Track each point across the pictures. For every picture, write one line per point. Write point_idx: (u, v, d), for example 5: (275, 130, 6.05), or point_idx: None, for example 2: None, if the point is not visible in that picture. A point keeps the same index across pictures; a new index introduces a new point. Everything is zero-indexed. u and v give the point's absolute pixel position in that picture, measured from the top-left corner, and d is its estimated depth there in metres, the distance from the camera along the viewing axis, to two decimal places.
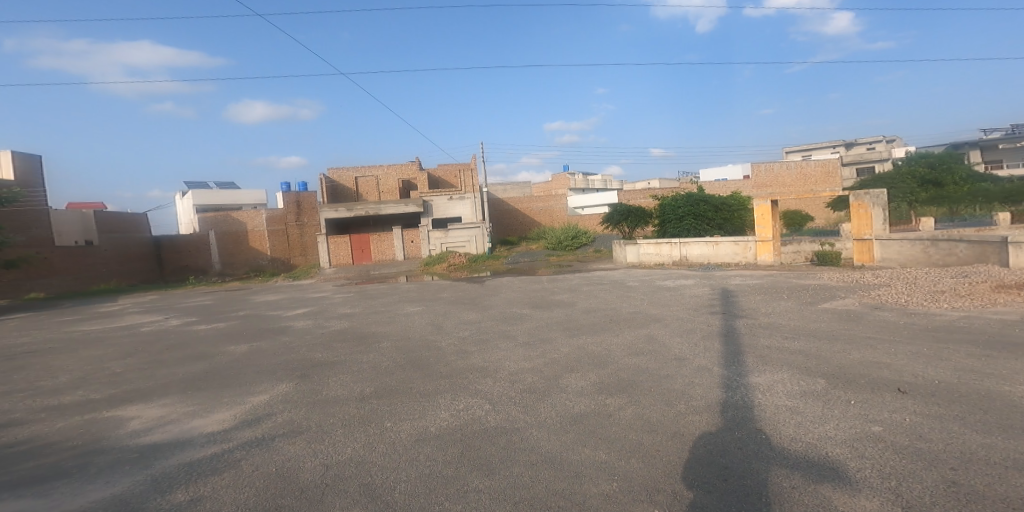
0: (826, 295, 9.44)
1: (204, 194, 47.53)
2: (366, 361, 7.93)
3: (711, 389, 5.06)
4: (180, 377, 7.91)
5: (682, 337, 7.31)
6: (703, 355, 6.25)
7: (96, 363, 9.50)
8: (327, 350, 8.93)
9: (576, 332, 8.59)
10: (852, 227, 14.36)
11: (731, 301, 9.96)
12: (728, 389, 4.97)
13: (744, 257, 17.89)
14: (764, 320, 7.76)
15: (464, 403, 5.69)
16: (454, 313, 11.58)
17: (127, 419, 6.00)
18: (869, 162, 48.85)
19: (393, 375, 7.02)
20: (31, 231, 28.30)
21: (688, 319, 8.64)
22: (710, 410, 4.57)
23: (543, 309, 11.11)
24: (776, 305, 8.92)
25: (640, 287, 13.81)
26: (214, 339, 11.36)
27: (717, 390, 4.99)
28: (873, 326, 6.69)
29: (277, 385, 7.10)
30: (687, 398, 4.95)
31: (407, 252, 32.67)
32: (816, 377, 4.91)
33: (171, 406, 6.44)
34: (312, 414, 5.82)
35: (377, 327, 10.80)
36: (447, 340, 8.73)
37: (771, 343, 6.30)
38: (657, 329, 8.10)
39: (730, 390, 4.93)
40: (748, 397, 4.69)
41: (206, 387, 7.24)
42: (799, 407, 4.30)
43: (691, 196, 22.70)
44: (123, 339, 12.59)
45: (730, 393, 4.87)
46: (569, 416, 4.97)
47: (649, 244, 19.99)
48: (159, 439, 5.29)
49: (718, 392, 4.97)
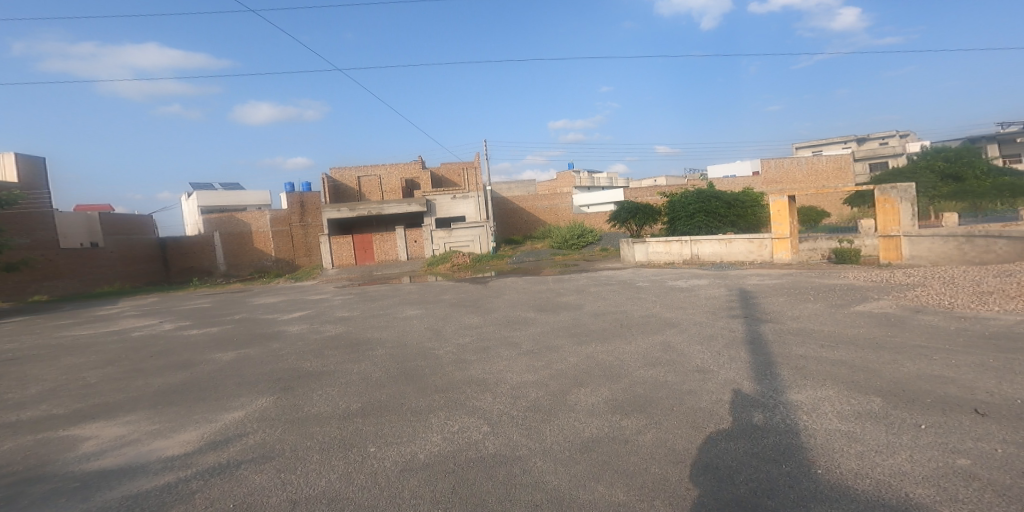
0: (856, 296, 8.67)
1: (208, 195, 47.26)
2: (356, 372, 7.28)
3: (744, 409, 4.34)
4: (155, 389, 7.30)
5: (702, 345, 6.60)
6: (729, 367, 5.52)
7: (74, 372, 8.91)
8: (317, 359, 8.29)
9: (585, 338, 7.88)
10: (877, 223, 13.51)
11: (752, 304, 9.19)
12: (765, 408, 4.26)
13: (759, 256, 17.09)
14: (793, 324, 7.04)
15: (460, 422, 5.06)
16: (455, 317, 10.92)
17: (81, 440, 5.38)
18: (882, 157, 47.85)
19: (384, 389, 6.38)
20: (34, 233, 27.94)
21: (707, 324, 7.92)
22: (745, 434, 3.87)
23: (549, 313, 10.43)
24: (803, 307, 8.19)
25: (651, 288, 13.07)
26: (202, 345, 10.74)
27: (751, 410, 4.29)
28: (921, 332, 5.94)
29: (258, 399, 6.50)
30: (716, 420, 4.25)
31: (410, 252, 32.09)
32: (870, 394, 4.19)
33: (135, 424, 5.82)
34: (288, 435, 5.19)
35: (373, 332, 10.14)
36: (445, 348, 8.08)
37: (806, 352, 5.58)
38: (673, 335, 7.40)
39: (768, 409, 4.22)
40: (791, 418, 3.99)
41: (178, 402, 6.62)
42: (856, 432, 3.59)
43: (702, 192, 21.89)
44: (113, 344, 12.02)
45: (768, 413, 4.16)
46: (579, 442, 4.29)
47: (658, 242, 19.20)
48: (109, 465, 4.66)
49: (753, 412, 4.26)
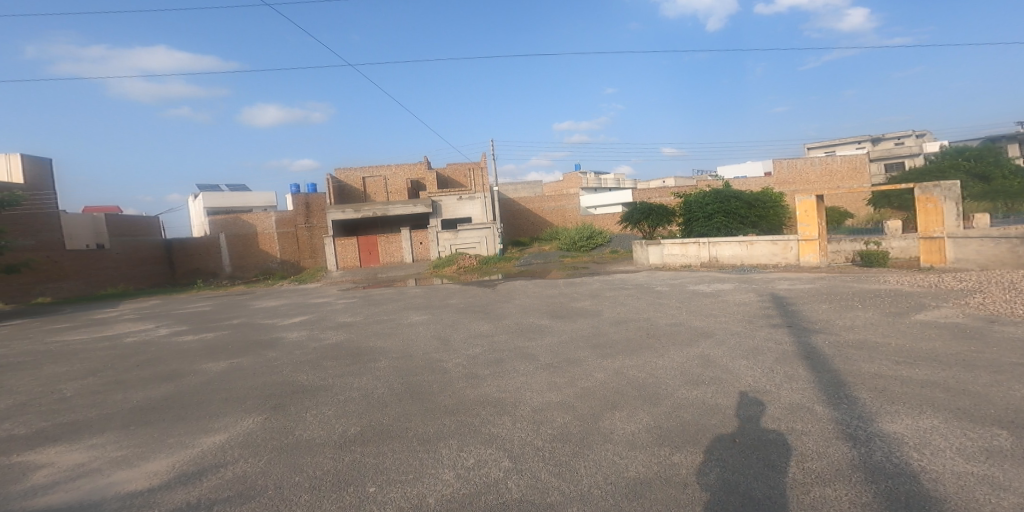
0: (909, 305, 7.82)
1: (213, 197, 46.81)
2: (356, 388, 6.53)
3: (830, 443, 3.54)
4: (131, 405, 6.60)
5: (749, 360, 5.77)
6: (790, 388, 4.70)
7: (51, 384, 8.24)
8: (314, 372, 7.55)
9: (610, 351, 7.05)
10: (918, 224, 12.62)
11: (792, 311, 8.36)
12: (857, 442, 3.47)
13: (784, 258, 16.16)
14: (852, 336, 6.20)
15: (476, 454, 4.31)
16: (463, 324, 10.14)
17: (33, 470, 4.70)
18: (898, 157, 46.74)
19: (387, 409, 5.63)
20: (39, 234, 27.46)
21: (747, 334, 7.10)
22: (842, 477, 3.08)
23: (565, 320, 9.63)
24: (854, 315, 7.37)
25: (671, 293, 12.20)
26: (194, 354, 10.01)
27: (839, 444, 3.50)
28: (1011, 346, 5.12)
29: (244, 419, 5.78)
30: (797, 456, 3.45)
31: (415, 254, 31.38)
32: (990, 425, 3.41)
33: (100, 449, 5.14)
34: (273, 468, 4.45)
35: (376, 340, 9.37)
36: (454, 360, 7.30)
37: (883, 371, 4.78)
38: (711, 348, 6.57)
39: (862, 444, 3.43)
40: (898, 455, 3.20)
41: (155, 421, 5.90)
42: (998, 478, 2.81)
43: (720, 193, 21.00)
44: (103, 352, 11.32)
45: (864, 449, 3.37)
46: (624, 485, 3.49)
47: (675, 244, 18.39)
48: (57, 505, 3.95)
49: (842, 446, 3.47)
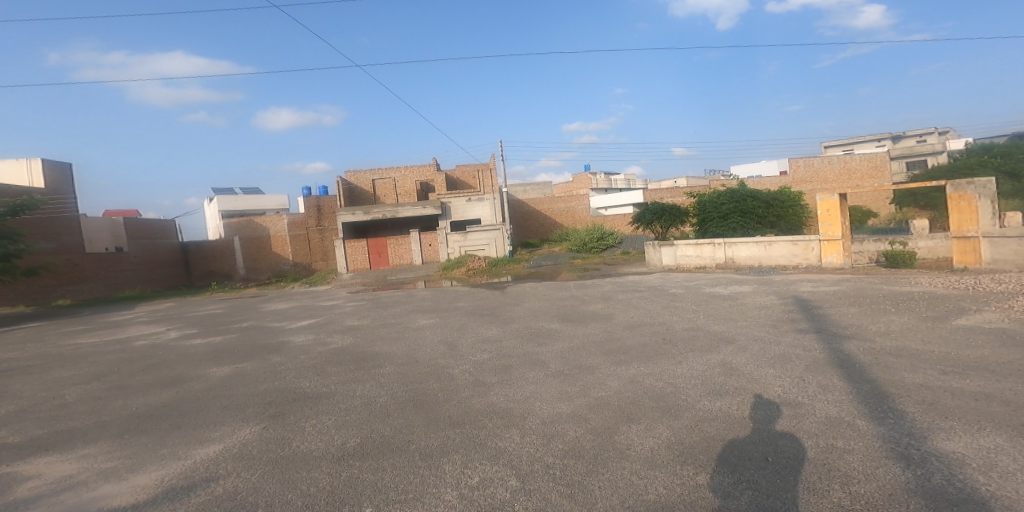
0: (945, 310, 7.35)
1: (227, 200, 47.17)
2: (359, 396, 6.25)
3: (879, 464, 3.19)
4: (128, 413, 6.38)
5: (776, 369, 5.38)
6: (826, 399, 4.33)
7: (54, 389, 8.08)
8: (317, 378, 7.29)
9: (624, 358, 6.67)
10: (951, 223, 12.06)
11: (818, 314, 7.93)
12: (911, 463, 3.13)
13: (804, 259, 15.58)
14: (888, 345, 5.77)
15: (482, 471, 3.98)
16: (471, 328, 9.83)
17: (18, 482, 4.47)
18: (920, 155, 45.54)
19: (390, 419, 5.34)
20: (60, 238, 27.77)
21: (771, 339, 6.69)
22: (899, 504, 2.73)
23: (576, 324, 9.28)
24: (887, 321, 6.92)
25: (687, 296, 11.76)
26: (199, 358, 9.83)
27: (890, 465, 3.15)
28: None
29: (241, 429, 5.51)
30: (842, 479, 3.09)
31: (425, 255, 31.21)
32: None
33: (89, 460, 4.90)
34: (267, 483, 4.17)
35: (381, 345, 9.08)
36: (461, 366, 7.00)
37: (929, 384, 4.39)
38: (733, 355, 6.18)
39: (917, 465, 3.09)
40: (962, 480, 2.86)
41: (149, 430, 5.66)
42: None
43: (736, 192, 20.43)
44: (111, 355, 11.19)
45: (919, 471, 3.03)
46: (646, 509, 3.15)
47: (688, 245, 17.90)
48: None
49: (894, 468, 3.12)
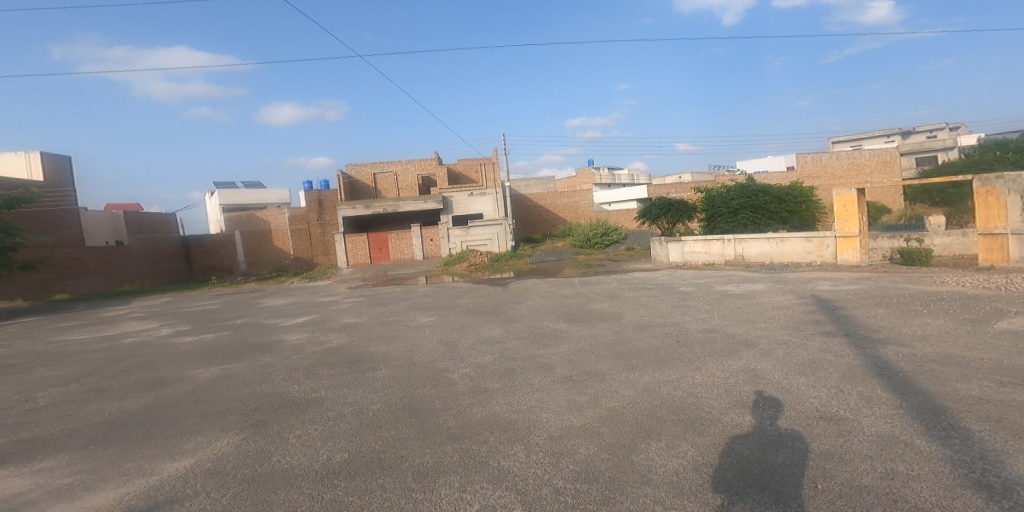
0: (982, 313, 6.85)
1: (228, 194, 46.78)
2: (349, 402, 5.78)
3: (956, 495, 2.71)
4: (99, 420, 5.90)
5: (808, 377, 4.88)
6: (874, 414, 3.84)
7: (30, 391, 7.62)
8: (307, 381, 6.82)
9: (637, 362, 6.17)
10: (976, 219, 11.54)
11: (842, 315, 7.45)
12: (994, 494, 2.66)
13: (818, 256, 15.06)
14: (929, 351, 5.29)
15: (484, 495, 3.49)
16: (472, 327, 9.35)
17: None
18: (930, 151, 44.83)
19: (382, 430, 4.86)
20: (60, 231, 27.36)
21: (796, 343, 6.20)
22: None
23: (584, 324, 8.78)
24: (922, 325, 6.42)
25: (697, 294, 11.23)
26: (186, 357, 9.35)
27: (970, 497, 2.67)
28: None
29: (218, 440, 5.03)
30: None
31: (426, 250, 30.70)
32: None
33: (44, 476, 4.42)
34: (239, 506, 3.69)
35: (377, 345, 8.58)
36: (461, 370, 6.53)
37: (989, 399, 3.92)
38: (757, 360, 5.67)
39: (1004, 497, 2.62)
40: None
41: (119, 440, 5.19)
42: None
43: (746, 187, 19.84)
44: (97, 354, 10.72)
45: (1009, 506, 2.56)
46: None
47: (697, 241, 17.36)
48: None
49: (975, 501, 2.64)
